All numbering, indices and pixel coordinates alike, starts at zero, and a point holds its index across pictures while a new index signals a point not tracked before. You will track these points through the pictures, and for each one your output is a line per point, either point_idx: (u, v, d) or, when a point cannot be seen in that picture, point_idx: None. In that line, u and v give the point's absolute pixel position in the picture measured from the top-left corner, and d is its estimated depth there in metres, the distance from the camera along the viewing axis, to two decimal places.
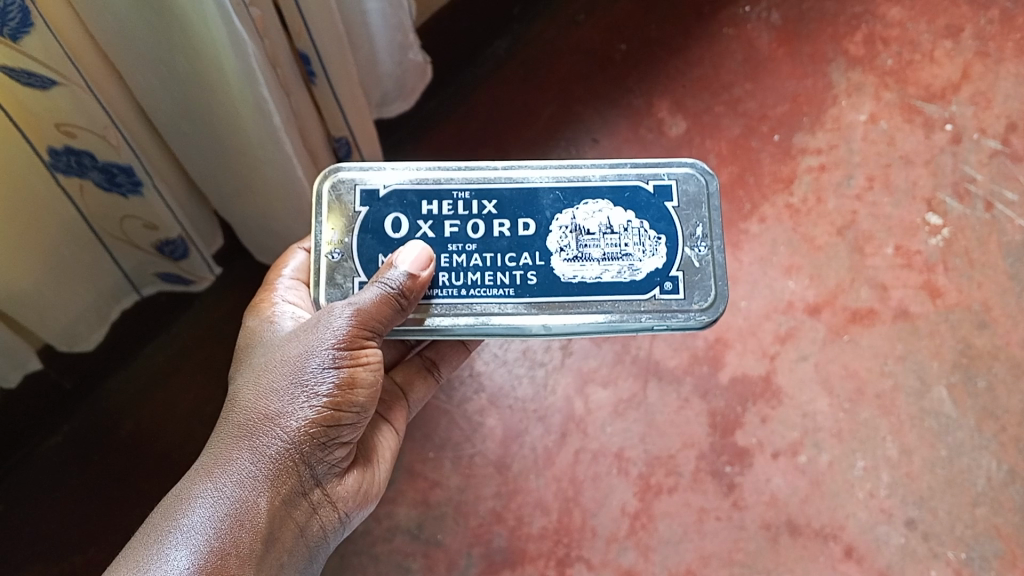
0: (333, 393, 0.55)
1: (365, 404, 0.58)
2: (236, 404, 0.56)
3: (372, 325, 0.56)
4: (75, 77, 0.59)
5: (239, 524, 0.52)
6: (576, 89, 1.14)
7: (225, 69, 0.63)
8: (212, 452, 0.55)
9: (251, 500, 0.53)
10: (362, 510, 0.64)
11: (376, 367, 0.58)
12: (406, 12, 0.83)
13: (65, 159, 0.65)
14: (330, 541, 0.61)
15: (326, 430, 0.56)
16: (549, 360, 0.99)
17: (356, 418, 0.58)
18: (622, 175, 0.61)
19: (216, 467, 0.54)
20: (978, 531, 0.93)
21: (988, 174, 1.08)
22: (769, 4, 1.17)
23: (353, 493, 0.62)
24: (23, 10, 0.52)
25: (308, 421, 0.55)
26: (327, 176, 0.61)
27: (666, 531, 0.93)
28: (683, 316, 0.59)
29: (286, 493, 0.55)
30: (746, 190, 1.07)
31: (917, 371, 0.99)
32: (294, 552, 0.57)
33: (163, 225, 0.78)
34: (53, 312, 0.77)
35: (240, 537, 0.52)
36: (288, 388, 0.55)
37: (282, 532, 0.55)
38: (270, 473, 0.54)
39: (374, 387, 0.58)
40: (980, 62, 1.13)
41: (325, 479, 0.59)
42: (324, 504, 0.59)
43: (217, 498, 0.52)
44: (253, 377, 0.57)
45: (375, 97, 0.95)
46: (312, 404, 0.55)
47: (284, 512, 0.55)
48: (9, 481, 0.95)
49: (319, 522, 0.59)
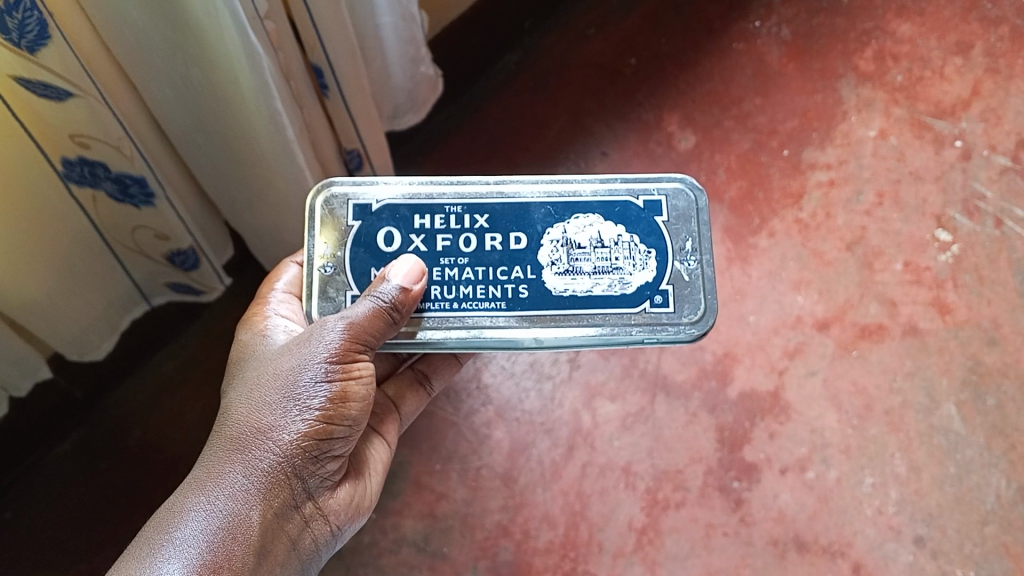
0: (325, 406, 0.55)
1: (357, 417, 0.58)
2: (228, 417, 0.56)
3: (365, 338, 0.56)
4: (92, 89, 0.60)
5: (232, 537, 0.52)
6: (586, 102, 1.14)
7: (239, 80, 0.64)
8: (204, 465, 0.55)
9: (243, 513, 0.53)
10: (355, 522, 0.64)
11: (368, 380, 0.58)
12: (419, 26, 0.83)
13: (79, 170, 0.66)
14: (322, 554, 0.61)
15: (318, 443, 0.56)
16: (557, 373, 0.99)
17: (348, 431, 0.58)
18: (613, 190, 0.61)
19: (209, 480, 0.54)
20: (986, 549, 0.93)
21: (997, 191, 1.08)
22: (780, 19, 1.17)
23: (345, 505, 0.62)
24: (41, 21, 0.52)
25: (301, 434, 0.55)
26: (320, 190, 0.61)
27: (673, 547, 0.93)
28: (673, 328, 0.59)
29: (277, 506, 0.55)
30: (755, 204, 1.08)
31: (926, 387, 0.98)
32: (287, 565, 0.56)
33: (174, 235, 0.78)
34: (64, 322, 0.77)
35: (232, 550, 0.52)
36: (280, 401, 0.55)
37: (275, 545, 0.55)
38: (263, 486, 0.54)
39: (366, 399, 0.58)
40: (990, 78, 1.13)
41: (317, 492, 0.59)
42: (316, 516, 0.59)
43: (210, 512, 0.52)
44: (246, 390, 0.57)
45: (388, 110, 0.96)
46: (304, 416, 0.55)
47: (276, 525, 0.55)
48: (18, 488, 0.96)
49: (312, 535, 0.59)
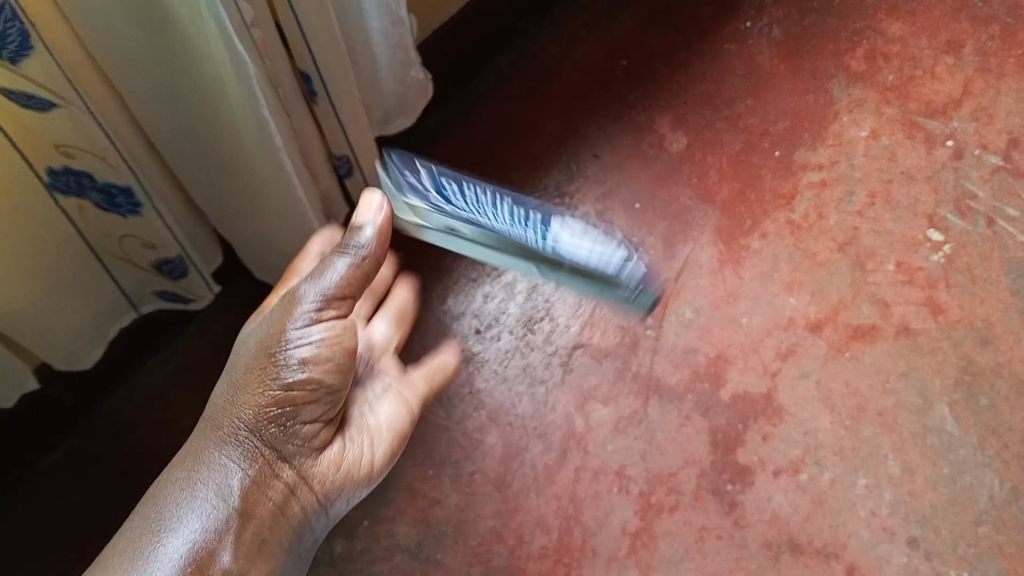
0: (295, 378, 0.58)
1: (331, 386, 0.60)
2: (212, 396, 0.61)
3: (343, 295, 0.60)
4: (75, 99, 0.59)
5: (210, 505, 0.56)
6: (577, 105, 1.15)
7: (225, 89, 0.63)
8: (189, 442, 0.60)
9: (220, 484, 0.57)
10: (353, 488, 0.66)
11: (338, 344, 0.59)
12: (408, 31, 0.83)
13: (65, 179, 0.65)
14: (317, 519, 0.64)
15: (288, 414, 0.59)
16: (549, 377, 1.00)
17: (323, 400, 0.60)
18: None
19: (191, 455, 0.58)
20: (981, 549, 0.91)
21: (989, 190, 1.08)
22: (770, 20, 1.19)
23: (337, 473, 0.64)
24: (22, 32, 0.52)
25: (271, 401, 0.58)
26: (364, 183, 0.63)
27: (667, 550, 0.92)
28: None
29: (257, 472, 0.59)
30: (747, 206, 1.08)
31: (918, 388, 0.98)
32: (276, 531, 0.60)
33: (163, 244, 0.77)
34: (51, 331, 0.77)
35: (212, 516, 0.56)
36: (252, 371, 0.58)
37: (257, 510, 0.58)
38: (240, 456, 0.58)
39: (342, 358, 0.60)
40: (981, 77, 1.14)
41: (302, 461, 0.62)
42: (303, 483, 0.62)
43: (192, 483, 0.57)
44: (228, 370, 0.61)
45: (377, 115, 0.95)
46: (272, 390, 0.58)
47: (258, 493, 0.59)
48: (7, 497, 0.95)
49: (300, 501, 0.62)
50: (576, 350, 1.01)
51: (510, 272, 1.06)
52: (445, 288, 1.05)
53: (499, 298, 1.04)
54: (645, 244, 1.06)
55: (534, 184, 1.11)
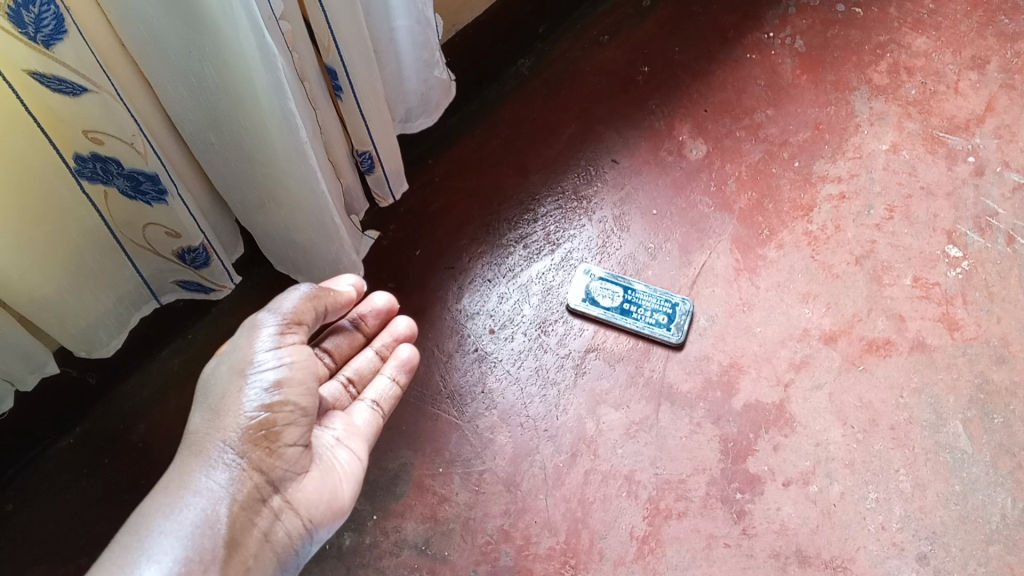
0: (271, 404, 0.64)
1: (305, 409, 0.66)
2: (192, 433, 0.64)
3: (300, 320, 0.68)
4: (107, 85, 0.60)
5: (202, 532, 0.60)
6: (597, 109, 1.16)
7: (252, 80, 0.64)
8: (173, 473, 0.63)
9: (210, 512, 0.61)
10: (332, 520, 0.70)
11: (309, 358, 0.68)
12: (434, 30, 0.84)
13: (91, 166, 0.66)
14: (300, 548, 0.68)
15: (263, 439, 0.64)
16: (561, 379, 1.00)
17: (292, 425, 0.66)
18: None
19: (176, 482, 0.62)
20: (990, 569, 0.90)
21: (1010, 208, 1.07)
22: (794, 31, 1.20)
23: (318, 501, 0.68)
24: (57, 15, 0.53)
25: (249, 424, 0.63)
26: None
27: (675, 557, 0.92)
28: None
29: (244, 499, 0.63)
30: (765, 215, 1.08)
31: (932, 404, 0.98)
32: (262, 556, 0.64)
33: (185, 233, 0.78)
34: (72, 317, 0.78)
35: (202, 544, 0.59)
36: (232, 399, 0.64)
37: (245, 537, 0.62)
38: (226, 479, 0.63)
39: (311, 380, 0.67)
40: (1005, 94, 1.14)
41: (284, 487, 0.66)
42: (286, 510, 0.66)
43: (181, 510, 0.60)
44: (204, 407, 0.65)
45: (399, 114, 0.95)
46: (249, 416, 0.63)
47: (245, 519, 0.63)
48: (20, 481, 0.96)
49: (284, 528, 0.66)
50: (589, 353, 1.01)
51: (525, 273, 1.06)
52: (461, 287, 1.05)
53: (513, 299, 1.05)
54: (661, 251, 1.07)
55: (552, 188, 1.11)
